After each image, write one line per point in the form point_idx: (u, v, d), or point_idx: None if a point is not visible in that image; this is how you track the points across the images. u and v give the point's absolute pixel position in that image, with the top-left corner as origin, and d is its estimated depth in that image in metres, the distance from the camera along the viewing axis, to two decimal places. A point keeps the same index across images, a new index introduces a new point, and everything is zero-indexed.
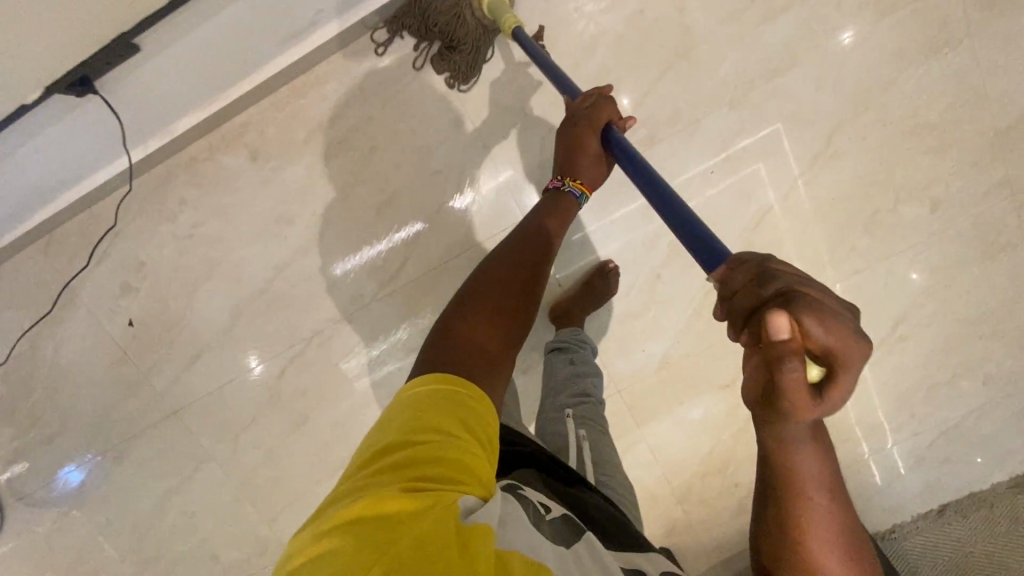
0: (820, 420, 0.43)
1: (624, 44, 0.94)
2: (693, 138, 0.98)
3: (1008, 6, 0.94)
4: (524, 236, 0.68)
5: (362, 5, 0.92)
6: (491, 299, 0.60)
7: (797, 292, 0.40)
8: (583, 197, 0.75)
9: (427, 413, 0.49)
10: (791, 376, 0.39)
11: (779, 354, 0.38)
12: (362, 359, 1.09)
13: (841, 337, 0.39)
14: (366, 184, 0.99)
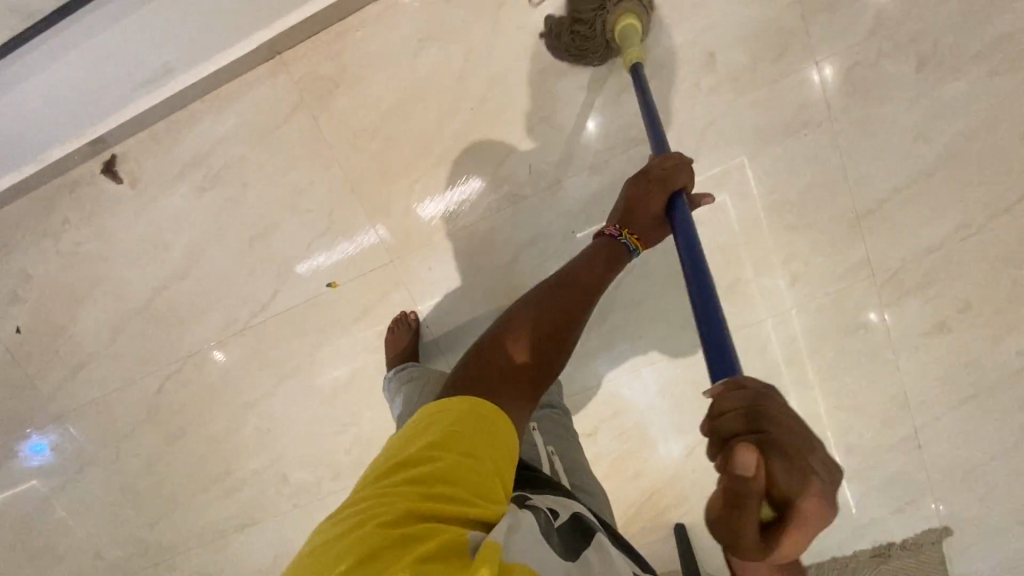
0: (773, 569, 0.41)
1: (489, 106, 0.97)
2: (555, 198, 0.98)
3: (867, 93, 0.96)
4: (572, 279, 0.66)
5: (214, 58, 0.94)
6: (523, 329, 0.60)
7: (767, 435, 0.39)
8: (636, 250, 0.75)
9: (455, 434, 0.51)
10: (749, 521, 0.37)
11: (745, 491, 0.37)
12: (238, 381, 1.14)
13: (806, 493, 0.37)
14: (239, 218, 1.04)
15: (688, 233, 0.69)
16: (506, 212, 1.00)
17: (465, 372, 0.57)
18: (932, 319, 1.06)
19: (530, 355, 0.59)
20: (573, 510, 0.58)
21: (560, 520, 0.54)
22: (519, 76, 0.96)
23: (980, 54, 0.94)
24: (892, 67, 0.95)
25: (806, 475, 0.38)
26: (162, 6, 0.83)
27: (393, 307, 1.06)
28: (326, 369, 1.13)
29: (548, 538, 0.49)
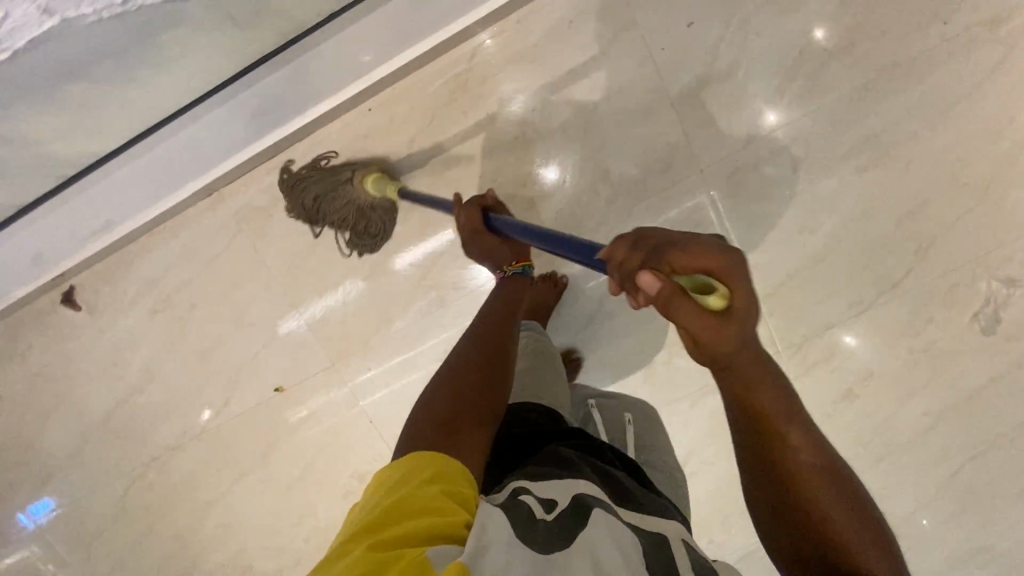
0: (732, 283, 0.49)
1: (410, 224, 1.06)
2: (477, 301, 1.09)
3: (754, 193, 1.04)
4: (480, 335, 0.75)
5: (157, 207, 1.04)
6: (445, 380, 0.67)
7: (663, 249, 0.51)
8: (527, 269, 0.91)
9: (397, 483, 0.53)
10: (681, 305, 0.48)
11: (665, 294, 0.48)
12: (199, 479, 1.22)
13: (708, 259, 0.49)
14: (190, 334, 1.13)
15: (512, 224, 0.82)
16: (434, 315, 1.10)
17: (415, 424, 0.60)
18: (839, 387, 1.15)
19: (474, 394, 0.64)
20: (572, 491, 0.57)
21: (556, 511, 0.54)
22: (432, 196, 1.04)
23: (850, 155, 1.02)
24: (773, 169, 1.03)
25: (680, 248, 0.50)
26: (120, 171, 0.98)
27: (339, 403, 1.16)
28: (280, 465, 1.20)
29: (526, 534, 0.50)
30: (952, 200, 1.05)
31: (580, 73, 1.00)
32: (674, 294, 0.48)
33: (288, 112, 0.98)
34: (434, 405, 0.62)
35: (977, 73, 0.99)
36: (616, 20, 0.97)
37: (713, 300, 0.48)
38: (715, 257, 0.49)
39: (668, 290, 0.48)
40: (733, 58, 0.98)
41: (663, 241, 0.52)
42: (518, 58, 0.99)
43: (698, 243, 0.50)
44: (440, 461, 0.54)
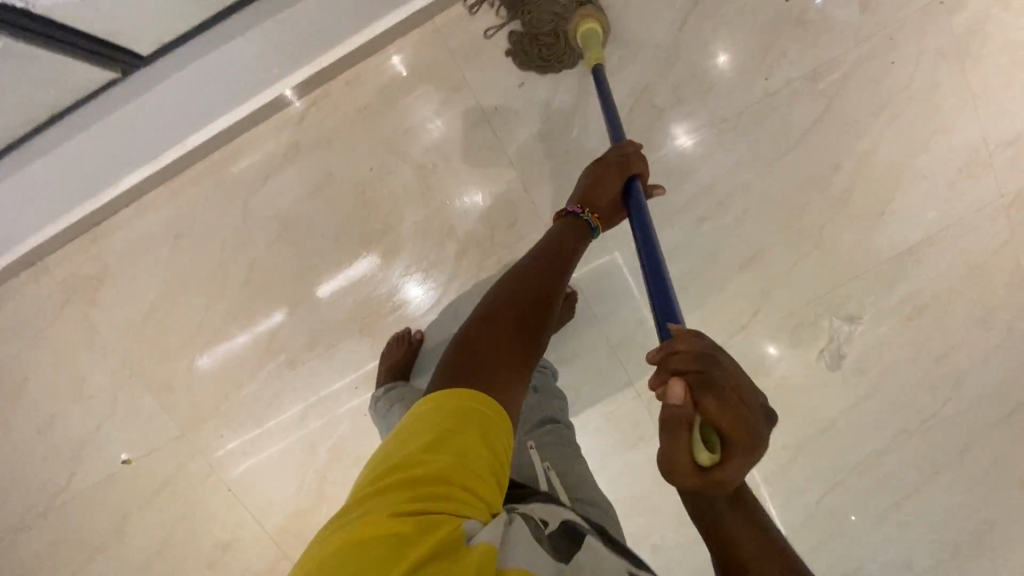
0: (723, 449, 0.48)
1: (252, 287, 1.02)
2: (330, 361, 1.06)
3: None
4: (545, 257, 0.71)
5: None
6: (509, 312, 0.62)
7: (720, 381, 0.49)
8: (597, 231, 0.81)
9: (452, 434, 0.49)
10: (681, 436, 0.47)
11: (675, 417, 0.48)
12: (47, 560, 1.14)
13: (734, 428, 0.47)
14: (26, 408, 1.07)
15: (637, 206, 0.79)
16: (287, 377, 1.07)
17: (460, 352, 0.57)
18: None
19: (526, 343, 0.61)
20: (558, 515, 0.55)
21: (549, 529, 0.52)
22: (273, 257, 1.01)
23: (689, 205, 1.05)
24: None
25: (736, 411, 0.47)
26: None
27: (194, 472, 1.11)
28: (137, 539, 1.14)
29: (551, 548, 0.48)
30: (790, 245, 1.08)
31: (415, 132, 0.99)
32: (678, 419, 0.48)
33: (96, 182, 0.95)
34: (484, 335, 0.59)
35: (800, 124, 1.03)
36: (447, 80, 0.98)
37: (706, 458, 0.48)
38: (745, 424, 0.47)
39: (681, 411, 0.48)
40: (566, 114, 0.99)
41: (720, 366, 0.50)
42: (350, 118, 0.98)
43: (741, 397, 0.48)
44: (496, 432, 0.51)
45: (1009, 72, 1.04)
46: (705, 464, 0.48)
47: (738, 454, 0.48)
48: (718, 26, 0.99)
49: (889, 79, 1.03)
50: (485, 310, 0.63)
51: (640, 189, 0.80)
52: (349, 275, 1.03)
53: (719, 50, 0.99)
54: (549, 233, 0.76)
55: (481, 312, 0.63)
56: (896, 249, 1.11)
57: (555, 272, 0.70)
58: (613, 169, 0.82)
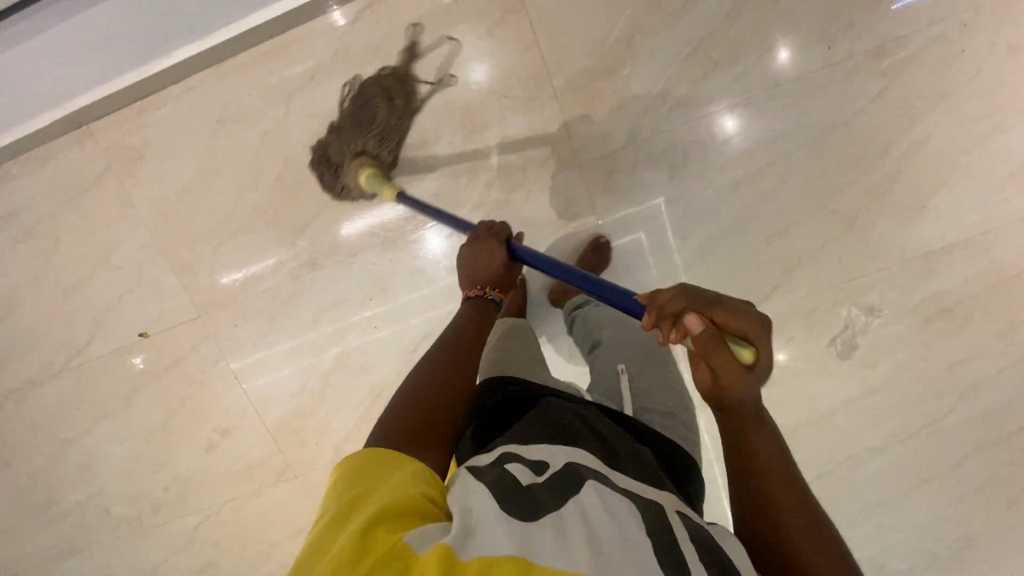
0: (756, 343, 0.58)
1: (284, 184, 1.05)
2: (349, 269, 1.08)
3: (628, 194, 1.05)
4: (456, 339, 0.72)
5: (16, 127, 1.04)
6: (424, 387, 0.63)
7: (714, 301, 0.60)
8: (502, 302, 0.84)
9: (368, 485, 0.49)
10: (719, 349, 0.57)
11: (705, 337, 0.58)
12: (57, 417, 1.20)
13: (750, 322, 0.58)
14: (53, 268, 1.11)
15: (537, 259, 0.83)
16: (305, 278, 1.09)
17: (384, 433, 0.57)
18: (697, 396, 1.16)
19: (449, 405, 0.62)
20: (567, 459, 0.56)
21: (545, 476, 0.53)
22: (309, 158, 1.03)
23: (725, 168, 1.03)
24: (649, 173, 1.04)
25: (742, 312, 0.59)
26: None
27: (205, 356, 1.15)
28: (143, 412, 1.19)
29: (516, 504, 0.48)
30: (820, 226, 1.07)
31: (465, 52, 0.99)
32: (710, 338, 0.57)
33: (148, 51, 0.98)
34: (403, 412, 0.60)
35: (856, 101, 1.01)
36: (504, 3, 0.97)
37: (745, 353, 0.58)
38: (750, 321, 0.58)
39: (708, 330, 0.58)
40: (617, 57, 0.99)
41: (707, 294, 0.61)
42: (403, 28, 0.98)
43: (733, 306, 0.59)
44: (400, 459, 0.53)
45: None
46: (748, 360, 0.58)
47: (758, 340, 0.58)
48: None
49: (954, 68, 1.00)
50: (410, 384, 0.64)
51: (525, 250, 0.86)
52: (376, 217, 1.06)
53: (783, 12, 0.98)
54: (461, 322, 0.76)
55: (403, 391, 0.63)
56: (928, 247, 1.09)
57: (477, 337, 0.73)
58: (493, 242, 0.86)
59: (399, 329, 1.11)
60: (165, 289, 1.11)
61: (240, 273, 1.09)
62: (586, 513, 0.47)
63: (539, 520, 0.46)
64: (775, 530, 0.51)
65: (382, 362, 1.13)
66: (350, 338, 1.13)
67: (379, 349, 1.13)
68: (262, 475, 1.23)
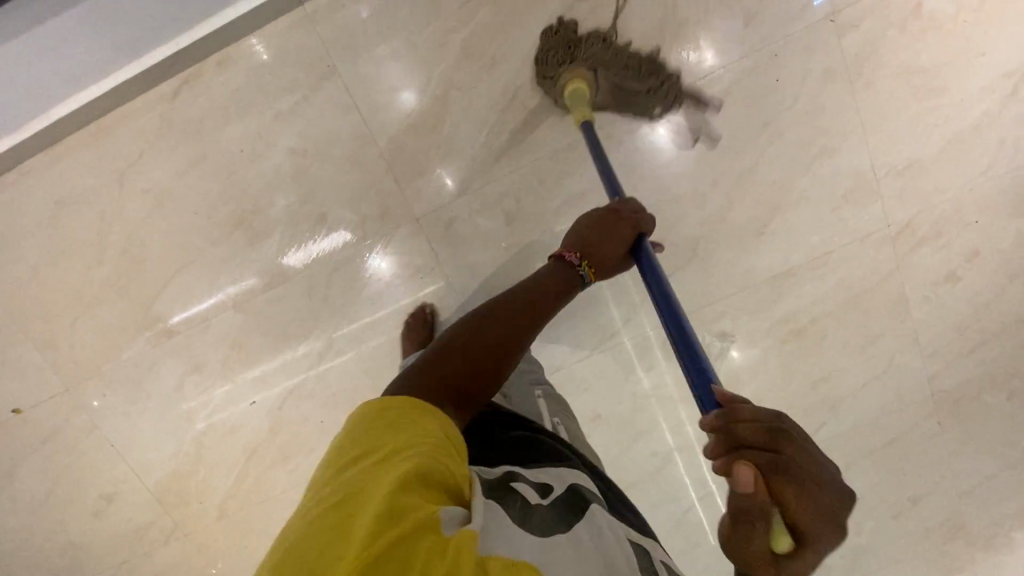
0: (816, 520, 0.47)
1: (129, 258, 1.06)
2: (206, 334, 1.11)
3: (468, 243, 1.06)
4: (528, 297, 0.68)
5: None
6: (472, 350, 0.60)
7: (785, 457, 0.47)
8: (589, 282, 0.77)
9: (410, 425, 0.49)
10: (757, 527, 0.47)
11: (747, 506, 0.46)
12: None
13: (812, 503, 0.47)
14: None
15: (653, 269, 0.79)
16: (163, 346, 1.11)
17: (413, 378, 0.56)
18: (653, 393, 1.16)
19: (491, 364, 0.60)
20: (566, 482, 0.58)
21: (551, 497, 0.54)
22: (150, 231, 1.05)
23: (563, 213, 1.04)
24: (486, 222, 1.05)
25: (813, 480, 0.47)
26: None
27: (78, 427, 1.17)
28: (28, 484, 1.21)
29: (532, 521, 0.48)
30: (662, 259, 1.08)
31: (284, 118, 0.99)
32: (760, 506, 0.46)
33: None
34: (441, 364, 0.57)
35: (679, 137, 1.02)
36: (315, 68, 0.97)
37: (783, 536, 0.48)
38: (826, 488, 0.48)
39: (755, 499, 0.46)
40: (437, 113, 0.99)
41: (787, 434, 0.49)
42: (221, 100, 0.99)
43: (805, 446, 0.49)
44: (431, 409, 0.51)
45: (900, 99, 1.01)
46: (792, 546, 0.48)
47: (812, 541, 0.47)
48: (593, 33, 0.96)
49: (772, 97, 1.00)
50: (449, 338, 0.61)
51: (651, 250, 0.82)
52: (316, 248, 1.05)
53: (596, 55, 0.97)
54: (519, 283, 0.70)
55: (446, 340, 0.61)
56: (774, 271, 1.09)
57: (533, 312, 0.66)
58: (626, 223, 0.82)
59: (265, 384, 1.14)
60: (29, 367, 1.13)
61: (188, 311, 1.09)
62: (598, 540, 0.48)
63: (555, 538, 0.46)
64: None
65: (254, 418, 1.17)
66: (218, 398, 1.15)
67: (248, 406, 1.16)
68: (152, 536, 1.25)
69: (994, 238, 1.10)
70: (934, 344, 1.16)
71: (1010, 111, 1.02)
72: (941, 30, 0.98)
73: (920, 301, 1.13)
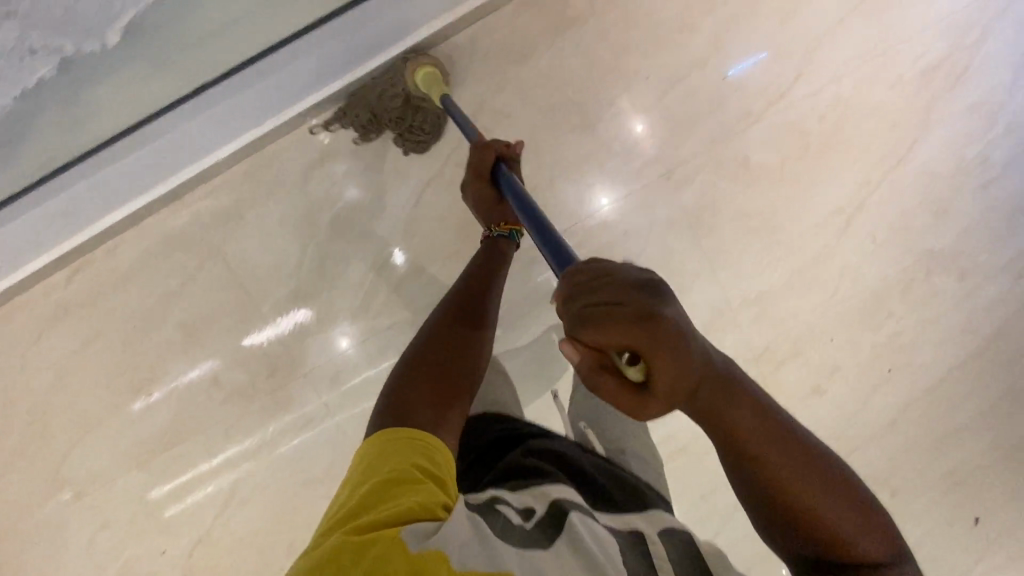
0: (659, 348, 0.48)
1: (36, 428, 1.12)
2: (115, 491, 1.16)
3: (357, 391, 1.12)
4: (452, 326, 0.77)
5: None
6: (436, 374, 0.70)
7: (580, 330, 0.50)
8: (516, 233, 0.90)
9: (401, 456, 0.59)
10: (613, 383, 0.51)
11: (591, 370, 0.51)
12: None
13: (630, 335, 0.48)
14: None
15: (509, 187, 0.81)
16: (73, 506, 1.16)
17: (389, 410, 0.65)
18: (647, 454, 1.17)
19: (462, 371, 0.72)
20: (548, 498, 0.61)
21: (533, 518, 0.58)
22: (53, 403, 1.11)
23: None
24: (373, 372, 1.11)
25: (627, 328, 0.48)
26: None
27: None
28: None
29: (505, 533, 0.56)
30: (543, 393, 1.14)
31: (173, 295, 1.06)
32: (595, 367, 0.51)
33: None
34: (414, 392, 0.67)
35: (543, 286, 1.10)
36: (197, 250, 1.05)
37: (637, 368, 0.50)
38: (636, 317, 0.48)
39: (584, 365, 0.51)
40: (314, 280, 1.06)
41: (580, 308, 0.50)
42: (112, 283, 1.06)
43: (597, 285, 0.51)
44: (421, 435, 0.61)
45: (740, 239, 1.10)
46: (647, 373, 0.50)
47: (654, 354, 0.48)
48: (451, 201, 1.05)
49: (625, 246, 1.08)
50: (410, 358, 0.72)
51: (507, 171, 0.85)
52: (282, 325, 1.08)
53: (457, 218, 1.05)
54: (434, 315, 0.79)
55: (391, 386, 0.69)
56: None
57: (475, 332, 0.77)
58: (487, 189, 0.88)
59: (174, 533, 1.18)
60: None
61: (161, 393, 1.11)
62: (575, 546, 0.55)
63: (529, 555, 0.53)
64: (805, 512, 0.56)
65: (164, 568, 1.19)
66: (129, 552, 1.18)
67: (158, 557, 1.18)
68: None
69: (853, 352, 1.17)
70: None
71: (845, 241, 1.11)
72: (771, 178, 1.07)
73: (795, 412, 1.19)
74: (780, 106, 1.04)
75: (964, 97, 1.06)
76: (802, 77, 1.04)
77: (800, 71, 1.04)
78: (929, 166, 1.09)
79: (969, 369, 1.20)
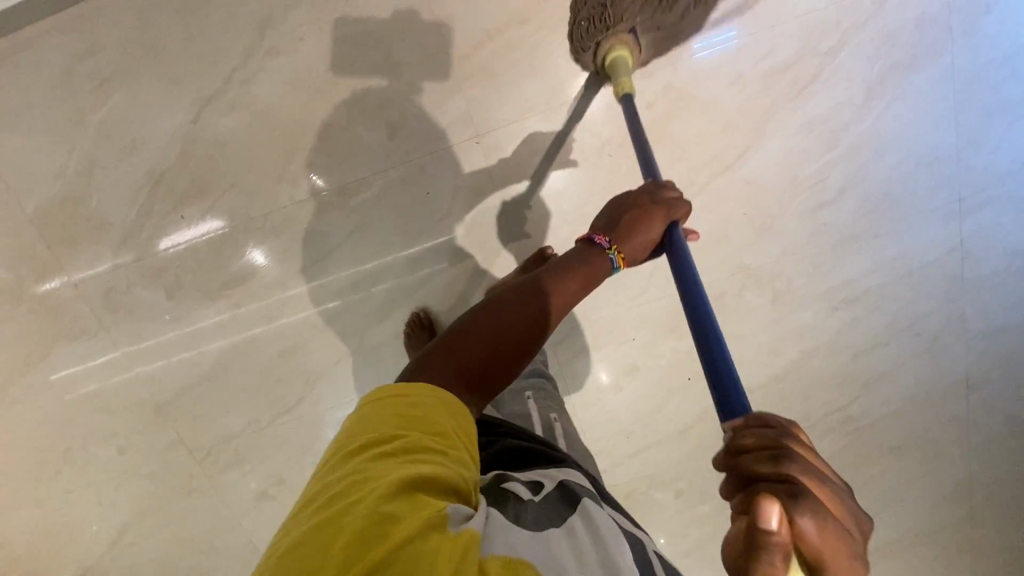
0: (821, 564, 0.39)
1: None
2: None
3: (132, 312, 1.08)
4: (560, 290, 0.65)
5: None
6: (499, 336, 0.59)
7: (799, 489, 0.40)
8: (617, 268, 0.72)
9: (417, 413, 0.50)
10: (768, 566, 0.37)
11: (762, 541, 0.38)
12: None
13: (827, 536, 0.39)
14: None
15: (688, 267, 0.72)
16: None
17: (443, 348, 0.57)
18: None
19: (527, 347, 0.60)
20: (558, 481, 0.61)
21: (541, 495, 0.57)
22: None
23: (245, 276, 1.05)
24: (148, 296, 1.07)
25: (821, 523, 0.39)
26: None
27: None
28: None
29: (521, 514, 0.51)
30: (334, 341, 1.11)
31: None
32: (784, 546, 0.38)
33: None
34: (461, 350, 0.57)
35: (324, 245, 1.04)
36: None
37: (800, 569, 0.39)
38: (841, 543, 0.40)
39: (777, 539, 0.38)
40: (82, 188, 0.99)
41: (789, 468, 0.42)
42: None
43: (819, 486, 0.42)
44: (459, 405, 0.53)
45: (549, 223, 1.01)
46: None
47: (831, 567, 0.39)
48: (234, 124, 0.97)
49: (424, 208, 1.02)
50: (461, 327, 0.59)
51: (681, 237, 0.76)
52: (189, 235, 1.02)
53: (243, 147, 0.98)
54: (554, 260, 0.68)
55: (472, 317, 0.61)
56: None
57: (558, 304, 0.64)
58: (658, 214, 0.76)
59: None
60: None
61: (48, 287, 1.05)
62: (591, 522, 0.51)
63: (545, 529, 0.49)
64: None
65: None
66: None
67: None
68: None
69: (652, 353, 1.16)
70: (605, 441, 1.21)
71: None
72: (587, 160, 1.00)
73: (590, 402, 1.19)
74: (605, 85, 0.95)
75: (806, 109, 0.99)
76: (634, 53, 0.95)
77: (634, 47, 0.94)
78: (757, 177, 1.02)
79: (773, 391, 1.18)
